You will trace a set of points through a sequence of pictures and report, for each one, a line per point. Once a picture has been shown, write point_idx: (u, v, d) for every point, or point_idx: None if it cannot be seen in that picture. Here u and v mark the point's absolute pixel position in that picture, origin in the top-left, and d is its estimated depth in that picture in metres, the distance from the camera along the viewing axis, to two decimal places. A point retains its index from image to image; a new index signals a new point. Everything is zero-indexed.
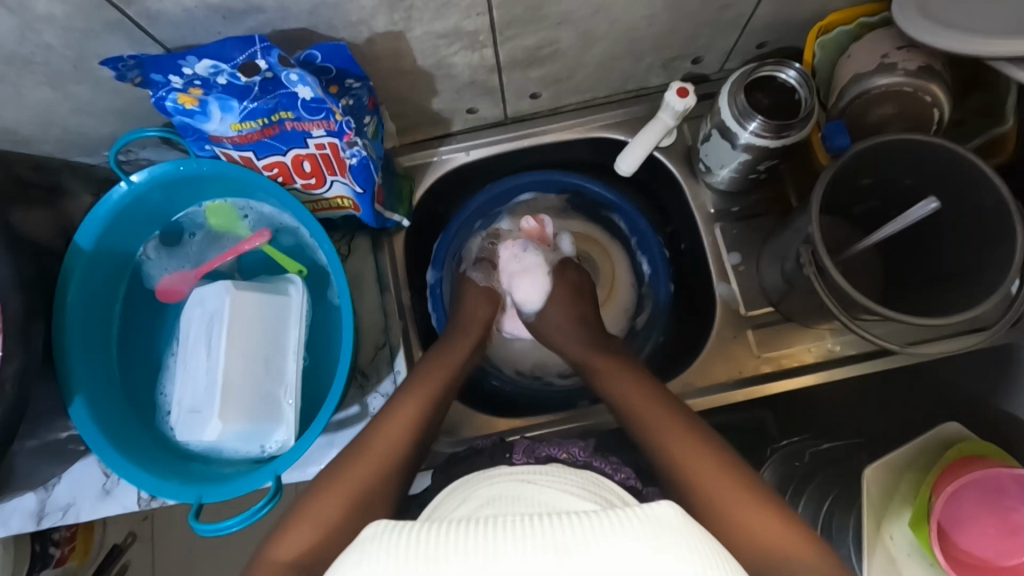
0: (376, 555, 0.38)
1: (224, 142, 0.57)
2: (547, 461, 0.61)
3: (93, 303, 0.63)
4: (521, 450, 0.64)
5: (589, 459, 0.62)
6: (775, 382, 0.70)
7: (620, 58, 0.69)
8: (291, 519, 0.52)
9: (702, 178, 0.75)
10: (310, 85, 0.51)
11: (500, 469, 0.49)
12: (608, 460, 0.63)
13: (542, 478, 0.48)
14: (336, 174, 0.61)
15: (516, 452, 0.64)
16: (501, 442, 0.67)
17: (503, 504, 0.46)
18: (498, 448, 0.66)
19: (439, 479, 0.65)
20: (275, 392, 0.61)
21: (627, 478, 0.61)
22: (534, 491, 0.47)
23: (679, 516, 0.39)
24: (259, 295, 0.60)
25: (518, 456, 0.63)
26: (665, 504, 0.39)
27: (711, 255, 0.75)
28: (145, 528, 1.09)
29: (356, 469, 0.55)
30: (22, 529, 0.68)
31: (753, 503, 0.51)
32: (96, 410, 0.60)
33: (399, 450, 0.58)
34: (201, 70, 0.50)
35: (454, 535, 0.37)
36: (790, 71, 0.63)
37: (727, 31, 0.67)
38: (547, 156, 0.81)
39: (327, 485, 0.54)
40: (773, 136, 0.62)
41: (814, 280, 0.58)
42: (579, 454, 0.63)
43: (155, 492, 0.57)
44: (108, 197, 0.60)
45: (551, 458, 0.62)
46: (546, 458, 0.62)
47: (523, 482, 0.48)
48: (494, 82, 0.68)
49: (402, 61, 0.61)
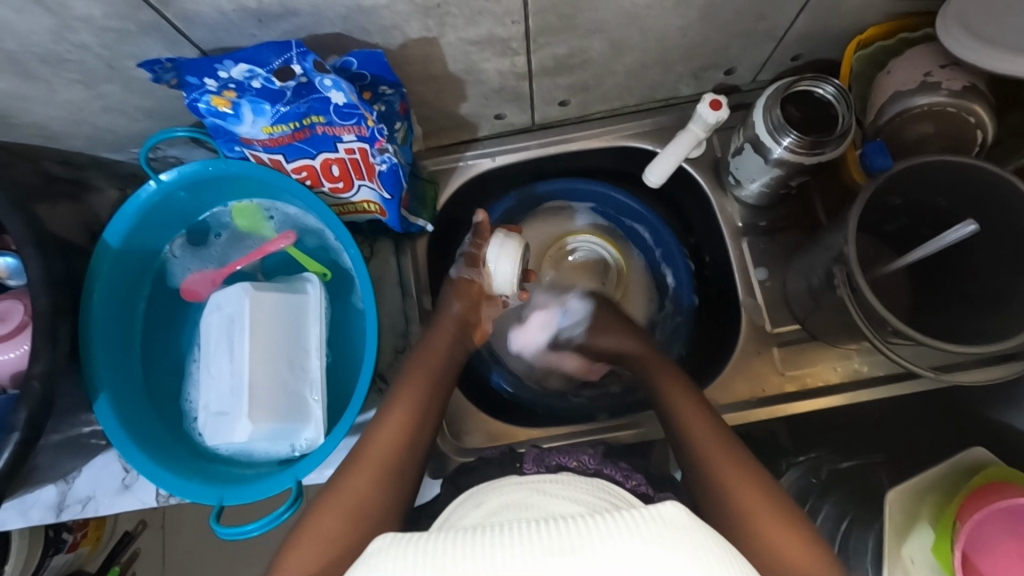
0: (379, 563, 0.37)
1: (254, 145, 0.57)
2: (557, 470, 0.60)
3: (119, 301, 0.64)
4: (531, 459, 0.63)
5: (600, 467, 0.61)
6: (800, 400, 0.69)
7: (652, 68, 0.68)
8: (305, 522, 0.51)
9: (731, 191, 0.74)
10: (343, 91, 0.50)
11: (513, 479, 0.49)
12: (619, 467, 0.62)
13: (553, 487, 0.47)
14: (364, 179, 0.60)
15: (526, 461, 0.63)
16: (511, 451, 0.67)
17: (513, 512, 0.45)
18: (507, 457, 0.65)
19: (451, 488, 0.64)
20: (299, 392, 0.60)
21: (638, 485, 0.60)
22: (541, 501, 0.46)
23: (683, 513, 0.38)
24: (276, 294, 0.60)
25: (528, 466, 0.62)
26: (670, 503, 0.38)
27: (738, 269, 0.74)
28: (155, 517, 1.09)
29: (355, 479, 0.54)
30: (42, 520, 0.69)
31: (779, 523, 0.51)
32: (119, 409, 0.60)
33: (398, 453, 0.57)
34: (236, 74, 0.50)
35: (453, 543, 0.36)
36: (827, 87, 0.61)
37: (762, 43, 0.66)
38: (572, 163, 0.80)
39: (330, 498, 0.53)
40: (807, 153, 0.61)
41: (848, 301, 0.57)
42: (589, 462, 0.62)
43: (179, 493, 0.58)
44: (136, 196, 0.61)
45: (560, 467, 0.60)
46: (556, 467, 0.60)
47: (532, 492, 0.47)
48: (523, 88, 0.67)
49: (433, 66, 0.61)
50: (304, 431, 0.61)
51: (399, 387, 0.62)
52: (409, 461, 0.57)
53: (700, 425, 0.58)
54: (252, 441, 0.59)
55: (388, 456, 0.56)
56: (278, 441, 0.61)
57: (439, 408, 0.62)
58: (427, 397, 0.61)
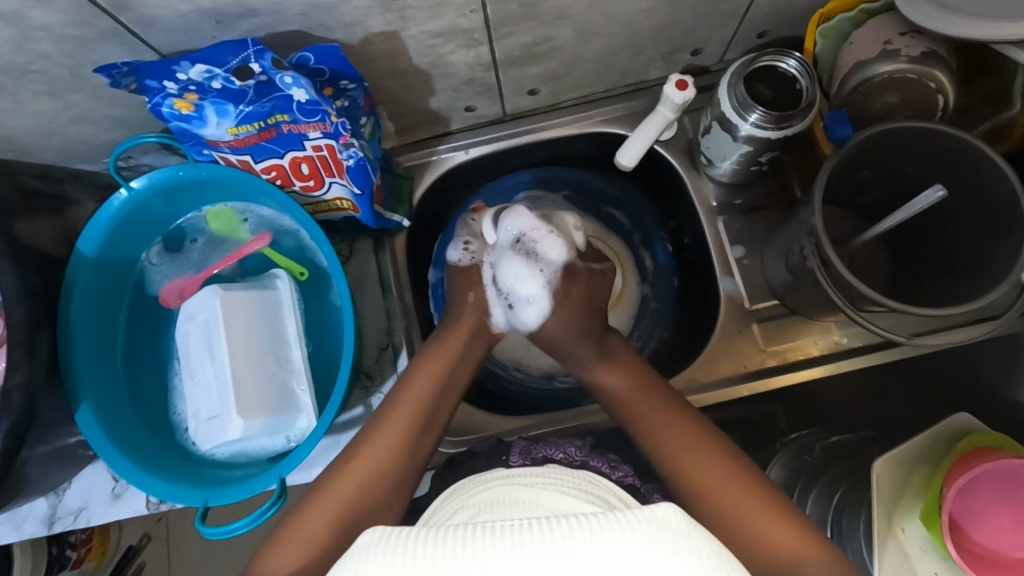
0: (377, 560, 0.37)
1: (221, 147, 0.57)
2: (543, 462, 0.61)
3: (98, 310, 0.64)
4: (518, 451, 0.64)
5: (586, 459, 0.61)
6: (782, 375, 0.70)
7: (618, 52, 0.68)
8: (289, 521, 0.53)
9: (705, 171, 0.74)
10: (304, 87, 0.51)
11: (497, 473, 0.49)
12: (606, 459, 0.63)
13: (537, 481, 0.48)
14: (334, 176, 0.61)
15: (513, 454, 0.64)
16: (498, 443, 0.68)
17: (501, 508, 0.46)
18: (495, 450, 0.66)
19: (439, 485, 0.64)
20: (284, 387, 0.61)
21: (625, 477, 0.61)
22: (530, 495, 0.47)
23: (678, 517, 0.38)
24: (247, 292, 0.60)
25: (514, 458, 0.62)
26: (665, 506, 0.38)
27: (715, 248, 0.74)
28: (159, 530, 1.10)
29: (346, 483, 0.55)
30: (36, 533, 0.69)
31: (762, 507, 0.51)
32: (103, 417, 0.60)
33: (396, 460, 0.57)
34: (195, 75, 0.50)
35: (454, 539, 0.36)
36: (790, 61, 0.62)
37: (727, 22, 0.66)
38: (548, 152, 0.80)
39: (318, 499, 0.54)
40: (774, 128, 0.61)
41: (819, 273, 0.57)
42: (576, 454, 0.62)
43: (166, 497, 0.57)
44: (109, 204, 0.61)
45: (548, 459, 0.61)
46: (543, 459, 0.61)
47: (518, 486, 0.48)
48: (492, 80, 0.68)
49: (399, 61, 0.61)
50: (293, 425, 0.61)
51: (404, 390, 0.61)
52: (409, 466, 0.58)
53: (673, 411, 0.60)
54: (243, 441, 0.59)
55: (387, 461, 0.57)
56: (272, 437, 0.61)
57: (445, 413, 0.62)
58: (434, 402, 0.62)
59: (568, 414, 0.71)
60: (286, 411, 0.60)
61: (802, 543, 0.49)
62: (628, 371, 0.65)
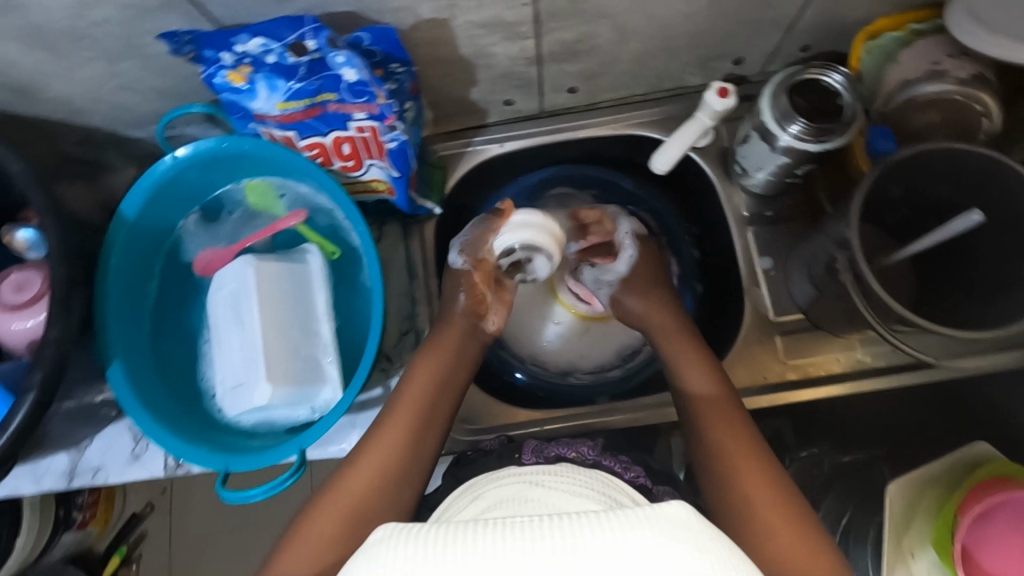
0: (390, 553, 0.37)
1: (268, 121, 0.59)
2: (556, 461, 0.61)
3: (132, 272, 0.65)
4: (530, 450, 0.64)
5: (599, 458, 0.61)
6: (802, 389, 0.69)
7: (659, 56, 0.68)
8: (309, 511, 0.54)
9: (738, 180, 0.74)
10: (355, 68, 0.52)
11: (509, 471, 0.50)
12: (618, 459, 0.63)
13: (551, 481, 0.48)
14: (374, 158, 0.62)
15: (524, 453, 0.64)
16: (509, 442, 0.68)
17: (511, 505, 0.46)
18: (507, 449, 0.66)
19: (452, 479, 0.65)
20: (311, 358, 0.62)
21: (637, 477, 0.61)
22: (542, 494, 0.47)
23: (691, 514, 0.38)
24: (279, 265, 0.61)
25: (527, 456, 0.63)
26: (676, 503, 0.38)
27: (742, 259, 0.73)
28: (163, 501, 1.11)
29: (349, 481, 0.56)
30: (54, 487, 0.71)
31: (769, 501, 0.51)
32: (131, 375, 0.61)
33: (397, 457, 0.58)
34: (252, 48, 0.52)
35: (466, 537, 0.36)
36: (835, 75, 0.61)
37: (771, 32, 0.67)
38: (580, 150, 0.80)
39: (329, 499, 0.55)
40: (814, 140, 0.61)
41: (849, 286, 0.57)
42: (589, 453, 0.62)
43: (186, 458, 0.58)
44: (154, 168, 0.62)
45: (559, 458, 0.62)
46: (554, 457, 0.62)
47: (529, 485, 0.48)
48: (531, 75, 0.68)
49: (444, 48, 0.61)
50: (317, 397, 0.62)
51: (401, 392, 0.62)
52: (416, 458, 0.58)
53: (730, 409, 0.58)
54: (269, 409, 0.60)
55: (387, 460, 0.57)
56: (295, 407, 0.62)
57: (445, 410, 0.62)
58: (430, 402, 0.62)
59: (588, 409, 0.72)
60: (312, 381, 0.61)
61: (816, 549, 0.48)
62: (715, 379, 0.61)
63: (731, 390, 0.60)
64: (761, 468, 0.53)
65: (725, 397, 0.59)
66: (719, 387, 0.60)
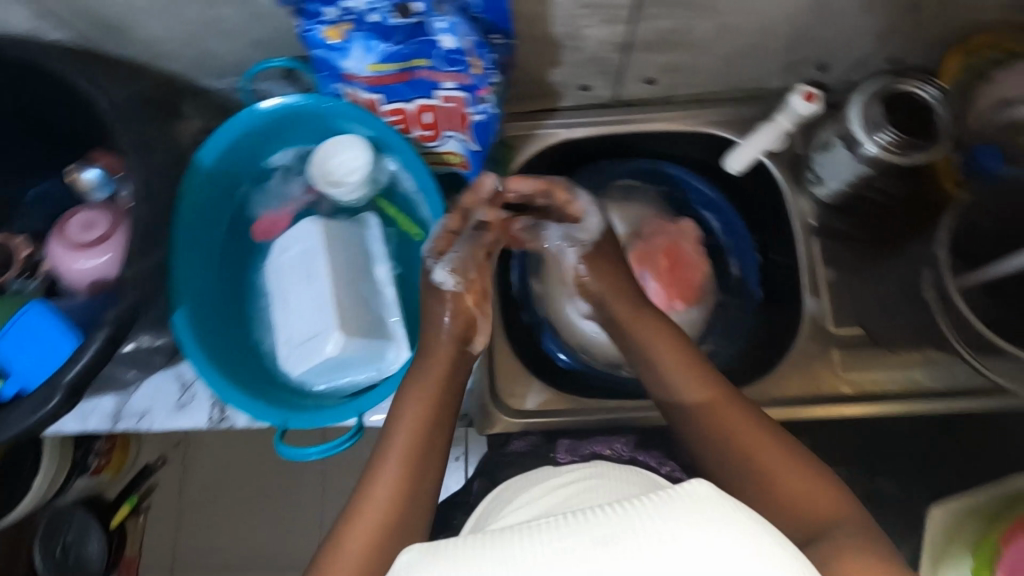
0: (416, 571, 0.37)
1: (355, 83, 0.58)
2: (590, 458, 0.67)
3: (203, 220, 0.65)
4: (564, 449, 0.69)
5: (633, 454, 0.67)
6: (855, 404, 0.68)
7: (748, 54, 0.67)
8: (343, 531, 0.48)
9: (809, 188, 0.73)
10: (457, 35, 0.51)
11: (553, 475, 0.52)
12: (652, 454, 0.68)
13: (589, 482, 0.49)
14: (454, 130, 0.61)
15: (559, 451, 0.69)
16: (544, 440, 0.71)
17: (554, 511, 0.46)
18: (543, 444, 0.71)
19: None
20: (376, 315, 0.61)
21: (672, 471, 0.66)
22: (574, 498, 0.47)
23: (710, 489, 0.37)
24: (342, 225, 0.62)
25: (562, 455, 0.68)
26: (696, 481, 0.38)
27: (805, 268, 0.72)
28: (176, 455, 1.12)
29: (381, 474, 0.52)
30: (98, 428, 0.72)
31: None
32: (195, 322, 0.61)
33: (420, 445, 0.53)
34: (355, 6, 0.51)
35: (501, 538, 0.36)
36: (929, 88, 0.60)
37: (864, 40, 0.65)
38: (648, 144, 0.80)
39: (362, 510, 0.49)
40: (901, 153, 0.60)
41: (931, 304, 0.57)
42: (622, 449, 0.68)
43: (244, 410, 0.58)
44: (237, 117, 0.62)
45: (594, 455, 0.67)
46: (590, 456, 0.67)
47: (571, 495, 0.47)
48: (616, 61, 0.68)
49: (537, 26, 0.61)
50: (383, 356, 0.62)
51: (401, 396, 0.56)
52: (434, 443, 0.54)
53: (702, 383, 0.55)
54: (339, 365, 0.59)
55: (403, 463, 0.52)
56: (362, 367, 0.61)
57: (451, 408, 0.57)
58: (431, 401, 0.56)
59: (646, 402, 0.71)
60: (379, 339, 0.60)
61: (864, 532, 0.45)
62: (713, 385, 0.55)
63: (733, 392, 0.54)
64: (804, 472, 0.48)
65: (740, 406, 0.53)
66: (718, 390, 0.54)
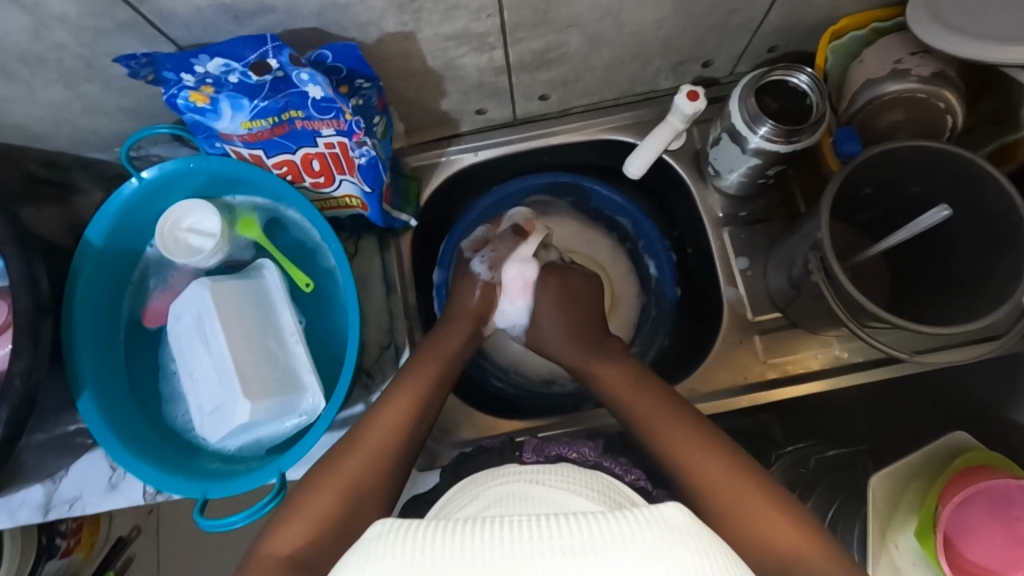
0: (382, 551, 0.36)
1: (234, 141, 0.58)
2: (556, 460, 0.58)
3: (103, 300, 0.64)
4: (530, 448, 0.62)
5: (599, 459, 0.58)
6: (782, 387, 0.69)
7: (628, 61, 0.68)
8: (285, 517, 0.52)
9: (711, 182, 0.74)
10: (320, 84, 0.51)
11: (509, 469, 0.48)
12: (618, 461, 0.60)
13: (553, 479, 0.45)
14: (344, 173, 0.61)
15: (524, 451, 0.62)
16: (511, 442, 0.66)
17: (513, 503, 0.44)
18: (508, 447, 0.64)
19: (450, 478, 0.63)
20: (284, 370, 0.60)
21: (636, 480, 0.58)
22: (542, 493, 0.45)
23: (688, 518, 0.37)
24: (235, 283, 0.61)
25: (527, 455, 0.60)
26: (671, 505, 0.37)
27: (719, 260, 0.74)
28: (150, 522, 1.09)
29: (318, 501, 0.53)
30: (29, 520, 0.69)
31: (782, 529, 0.50)
32: (104, 407, 0.60)
33: (372, 486, 0.55)
34: (213, 69, 0.51)
35: (467, 532, 0.35)
36: (801, 76, 0.62)
37: (738, 35, 0.67)
38: (555, 158, 0.81)
39: (294, 515, 0.52)
40: (783, 142, 0.61)
41: (823, 287, 0.57)
42: (590, 453, 0.59)
43: (162, 487, 0.58)
44: (119, 193, 0.61)
45: (560, 458, 0.59)
46: (555, 457, 0.59)
47: (530, 483, 0.45)
48: (502, 84, 0.68)
49: (412, 61, 0.61)
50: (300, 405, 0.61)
51: (381, 406, 0.60)
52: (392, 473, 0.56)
53: (675, 416, 0.58)
54: (254, 426, 0.59)
55: (373, 468, 0.56)
56: (280, 422, 0.61)
57: (432, 412, 0.62)
58: (416, 411, 0.60)
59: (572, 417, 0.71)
60: (290, 393, 0.59)
61: (793, 535, 0.50)
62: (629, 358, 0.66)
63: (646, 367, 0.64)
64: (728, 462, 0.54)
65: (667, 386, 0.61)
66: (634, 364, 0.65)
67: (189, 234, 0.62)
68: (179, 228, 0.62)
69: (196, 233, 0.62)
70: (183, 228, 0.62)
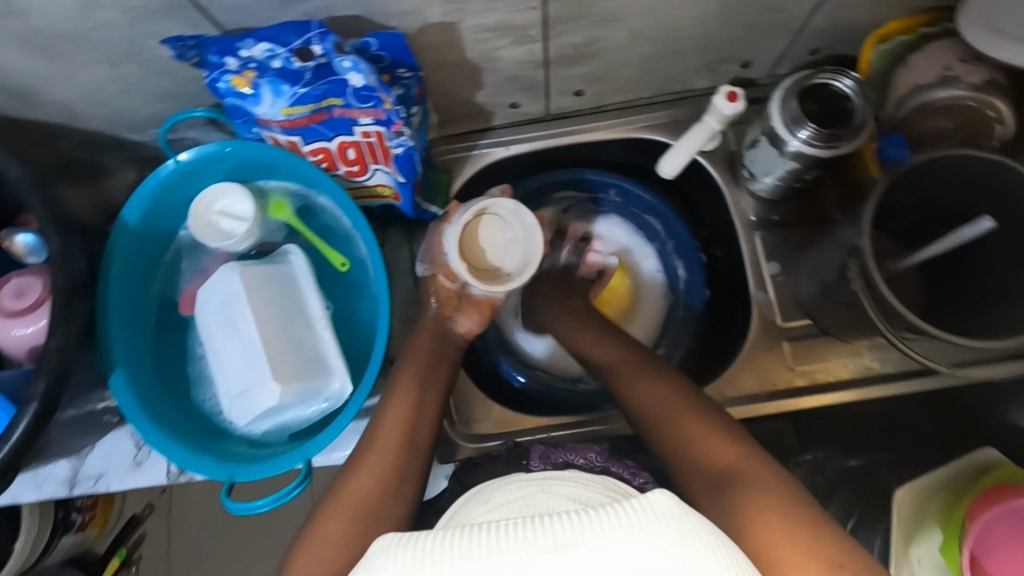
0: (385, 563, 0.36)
1: (272, 127, 0.58)
2: (563, 467, 0.58)
3: (135, 279, 0.64)
4: (536, 456, 0.61)
5: (606, 465, 0.58)
6: (808, 395, 0.69)
7: (666, 59, 0.68)
8: (319, 514, 0.53)
9: (745, 184, 0.73)
10: (362, 73, 0.51)
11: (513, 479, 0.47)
12: (626, 465, 0.59)
13: (557, 487, 0.45)
14: (379, 163, 0.61)
15: (532, 459, 0.61)
16: (516, 447, 0.65)
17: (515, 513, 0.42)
18: (513, 455, 0.63)
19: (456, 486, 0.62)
20: (310, 355, 0.60)
21: (645, 484, 0.57)
22: (544, 501, 0.43)
23: (675, 504, 0.35)
24: (263, 268, 0.61)
25: (534, 463, 0.59)
26: (658, 492, 0.36)
27: (750, 264, 0.73)
28: (162, 501, 1.10)
29: (344, 493, 0.54)
30: (54, 494, 0.69)
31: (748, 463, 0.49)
32: (135, 384, 0.60)
33: (389, 472, 0.56)
34: (257, 53, 0.51)
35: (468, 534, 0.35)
36: (846, 80, 0.61)
37: (779, 36, 0.66)
38: (586, 154, 0.80)
39: (328, 509, 0.53)
40: (823, 145, 0.60)
41: (861, 294, 0.56)
42: (596, 459, 0.59)
43: (189, 467, 0.58)
44: (155, 173, 0.61)
45: (567, 465, 0.58)
46: (562, 464, 0.58)
47: (538, 491, 0.45)
48: (538, 78, 0.68)
49: (451, 52, 0.60)
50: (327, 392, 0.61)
51: (392, 399, 0.61)
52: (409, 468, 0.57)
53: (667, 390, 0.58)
54: (280, 410, 0.59)
55: (394, 465, 0.56)
56: (306, 407, 0.61)
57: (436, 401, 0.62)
58: (419, 405, 0.61)
59: (584, 418, 0.70)
60: (317, 378, 0.59)
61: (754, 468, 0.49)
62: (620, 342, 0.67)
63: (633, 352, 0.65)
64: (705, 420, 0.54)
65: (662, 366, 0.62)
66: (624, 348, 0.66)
67: (222, 218, 0.63)
68: (215, 209, 0.63)
69: (229, 218, 0.62)
70: (216, 211, 0.63)
